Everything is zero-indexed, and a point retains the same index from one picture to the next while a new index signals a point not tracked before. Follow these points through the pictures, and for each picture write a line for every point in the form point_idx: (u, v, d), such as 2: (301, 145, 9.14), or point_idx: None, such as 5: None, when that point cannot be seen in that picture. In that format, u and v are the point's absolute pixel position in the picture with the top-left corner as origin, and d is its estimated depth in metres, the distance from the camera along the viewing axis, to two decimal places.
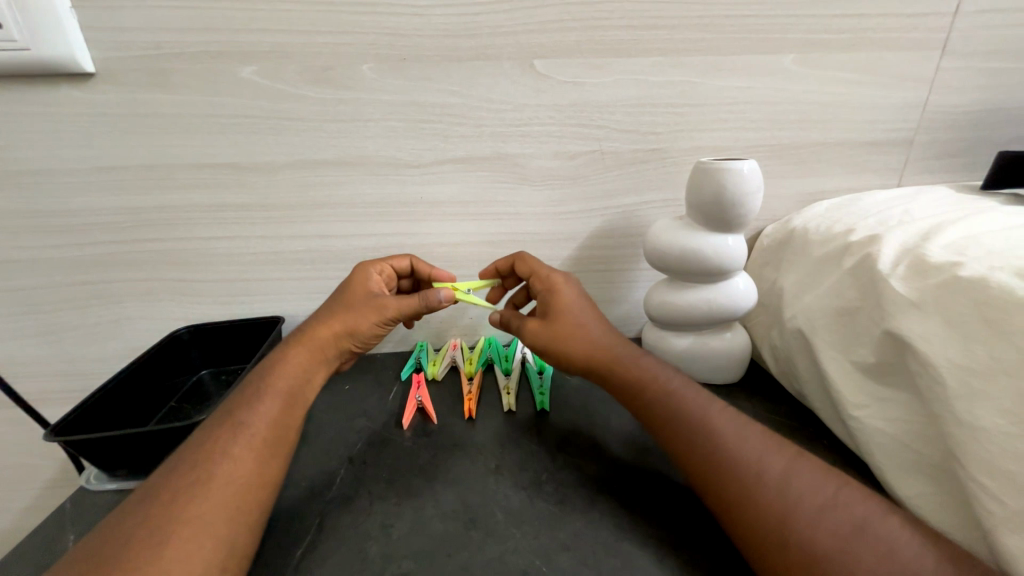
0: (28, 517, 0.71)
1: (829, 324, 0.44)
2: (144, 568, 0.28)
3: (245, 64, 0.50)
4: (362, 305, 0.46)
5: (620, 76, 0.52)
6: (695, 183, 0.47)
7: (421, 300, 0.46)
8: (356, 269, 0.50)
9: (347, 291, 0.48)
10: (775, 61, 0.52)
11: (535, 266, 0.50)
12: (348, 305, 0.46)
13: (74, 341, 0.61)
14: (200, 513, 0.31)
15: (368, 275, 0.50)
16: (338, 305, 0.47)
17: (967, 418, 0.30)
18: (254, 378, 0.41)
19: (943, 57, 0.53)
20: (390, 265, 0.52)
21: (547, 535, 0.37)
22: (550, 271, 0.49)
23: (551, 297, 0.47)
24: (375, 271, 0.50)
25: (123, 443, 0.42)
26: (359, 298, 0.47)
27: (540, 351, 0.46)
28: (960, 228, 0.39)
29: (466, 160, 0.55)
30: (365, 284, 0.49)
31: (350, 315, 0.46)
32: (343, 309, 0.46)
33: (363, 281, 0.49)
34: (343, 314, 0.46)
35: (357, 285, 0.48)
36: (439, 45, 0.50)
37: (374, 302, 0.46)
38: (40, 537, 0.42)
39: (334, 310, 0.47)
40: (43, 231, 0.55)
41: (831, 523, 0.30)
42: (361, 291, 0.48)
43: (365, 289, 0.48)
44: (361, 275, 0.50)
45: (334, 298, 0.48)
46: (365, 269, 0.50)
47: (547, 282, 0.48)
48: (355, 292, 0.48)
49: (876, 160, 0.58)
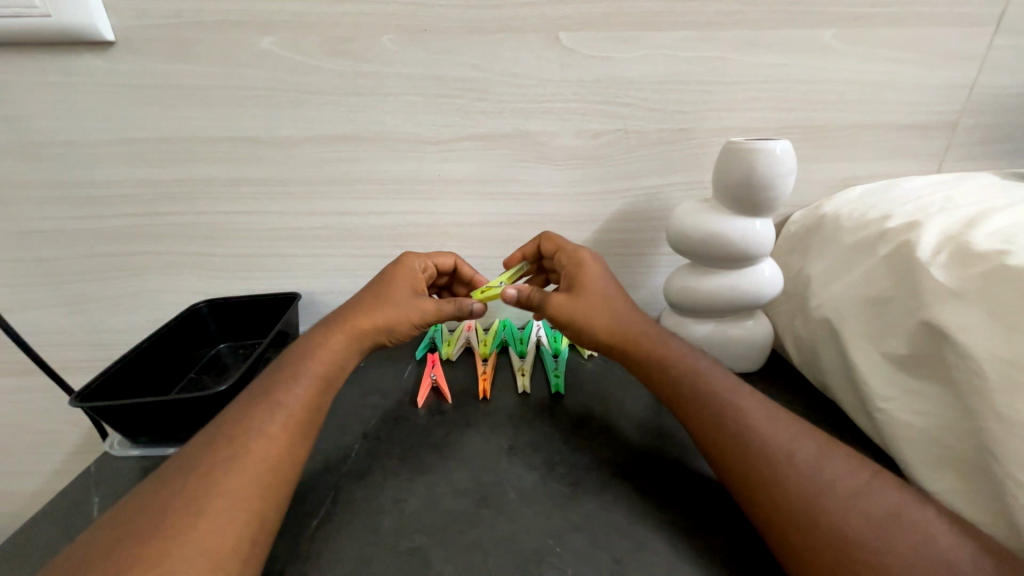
0: (56, 481, 0.74)
1: (859, 313, 0.42)
2: (181, 538, 0.28)
3: (264, 34, 0.49)
4: (405, 303, 0.46)
5: (648, 51, 0.50)
6: (723, 163, 0.45)
7: (458, 305, 0.47)
8: (398, 262, 0.50)
9: (390, 285, 0.47)
10: (814, 36, 0.50)
11: (563, 242, 0.50)
12: (389, 301, 0.46)
13: (96, 311, 0.62)
14: (234, 486, 0.31)
15: (412, 267, 0.50)
16: (382, 297, 0.46)
17: (1008, 412, 0.29)
18: (291, 357, 0.42)
19: (996, 34, 0.50)
20: (433, 262, 0.52)
21: (558, 516, 0.37)
22: (575, 249, 0.48)
23: (578, 270, 0.46)
24: (416, 262, 0.50)
25: (143, 411, 0.43)
26: (401, 295, 0.46)
27: (558, 323, 0.45)
28: (1008, 215, 0.37)
29: (486, 137, 0.54)
30: (407, 279, 0.48)
31: (390, 311, 0.45)
32: (385, 304, 0.45)
33: (409, 275, 0.48)
34: (384, 303, 0.45)
35: (403, 279, 0.48)
36: (461, 17, 0.49)
37: (415, 303, 0.46)
38: (66, 498, 0.43)
39: (376, 302, 0.46)
40: (67, 202, 0.55)
41: (859, 516, 0.29)
42: (407, 287, 0.47)
43: (410, 284, 0.48)
44: (404, 271, 0.49)
45: (375, 284, 0.48)
46: (408, 263, 0.50)
47: (573, 257, 0.47)
48: (400, 284, 0.47)
49: (915, 145, 0.55)
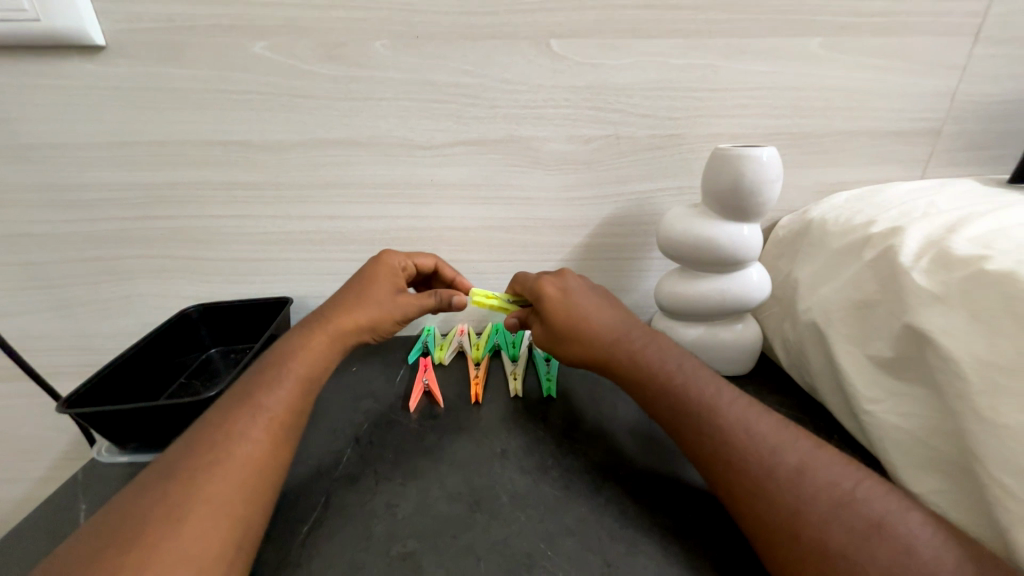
0: (41, 488, 0.72)
1: (846, 317, 0.43)
2: (164, 546, 0.28)
3: (257, 39, 0.49)
4: (384, 304, 0.47)
5: (639, 58, 0.51)
6: (712, 170, 0.46)
7: (438, 298, 0.49)
8: (375, 263, 0.49)
9: (368, 286, 0.47)
10: (801, 45, 0.51)
11: (524, 279, 0.51)
12: (367, 302, 0.46)
13: (84, 316, 0.61)
14: (219, 493, 0.31)
15: (391, 265, 0.50)
16: (361, 298, 0.46)
17: (990, 415, 0.30)
18: (273, 359, 0.41)
19: (977, 43, 0.51)
20: (413, 262, 0.52)
21: (551, 519, 0.37)
22: (534, 281, 0.49)
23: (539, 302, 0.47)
24: (396, 260, 0.50)
25: (132, 417, 0.43)
26: (380, 296, 0.47)
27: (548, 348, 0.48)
28: (988, 220, 0.38)
29: (479, 142, 0.54)
30: (385, 279, 0.48)
31: (370, 311, 0.46)
32: (364, 306, 0.46)
33: (389, 274, 0.49)
34: (369, 303, 0.46)
35: (384, 278, 0.48)
36: (454, 23, 0.49)
37: (394, 303, 0.47)
38: (52, 505, 0.43)
39: (354, 303, 0.46)
40: (56, 206, 0.55)
41: (841, 519, 0.30)
42: (388, 286, 0.48)
43: (390, 283, 0.48)
44: (381, 272, 0.49)
45: (356, 282, 0.48)
46: (385, 263, 0.49)
47: (533, 291, 0.48)
48: (380, 284, 0.48)
49: (900, 151, 0.56)
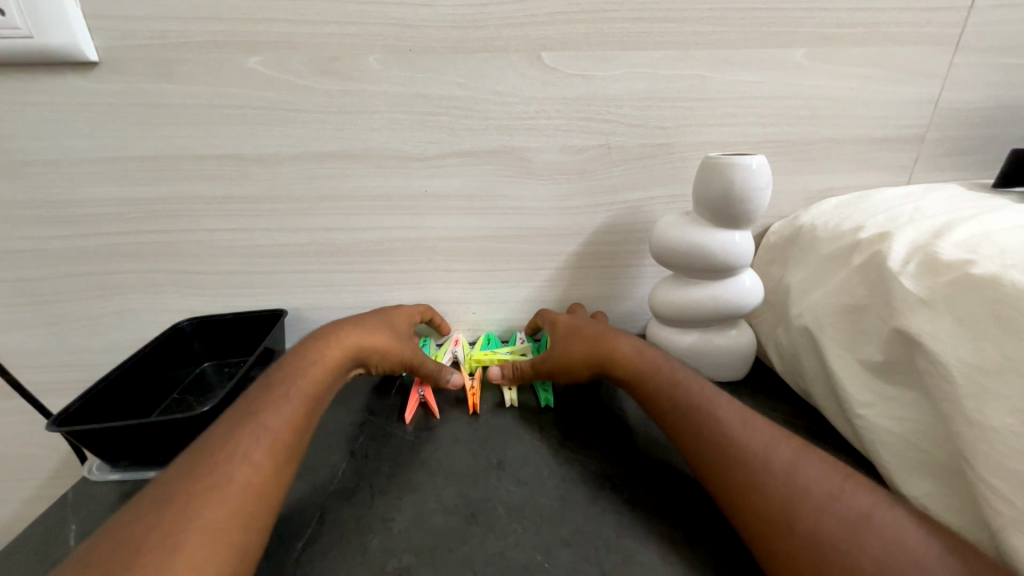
0: (31, 506, 0.71)
1: (836, 321, 0.43)
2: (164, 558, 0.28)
3: (250, 55, 0.49)
4: (396, 334, 0.52)
5: (629, 69, 0.52)
6: (702, 179, 0.46)
7: (438, 366, 0.51)
8: (396, 308, 0.56)
9: (386, 319, 0.53)
10: (787, 55, 0.52)
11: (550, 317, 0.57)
12: (384, 327, 0.51)
13: (76, 331, 0.61)
14: (220, 506, 0.31)
15: (408, 312, 0.57)
16: (380, 324, 0.52)
17: (978, 417, 0.30)
18: (280, 374, 0.43)
19: (957, 52, 0.52)
20: (422, 314, 0.59)
21: (547, 531, 0.37)
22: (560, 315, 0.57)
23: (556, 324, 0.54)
24: (411, 310, 0.57)
25: (123, 433, 0.42)
26: (393, 328, 0.52)
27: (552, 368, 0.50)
28: (972, 225, 0.39)
29: (472, 153, 0.55)
30: (401, 319, 0.55)
31: (381, 334, 0.50)
32: (380, 329, 0.51)
33: (405, 317, 0.55)
34: (387, 329, 0.51)
35: (401, 318, 0.55)
36: (445, 36, 0.50)
37: (402, 337, 0.52)
38: (41, 526, 0.42)
39: (374, 326, 0.51)
40: (48, 222, 0.55)
41: (832, 516, 0.29)
42: (402, 325, 0.54)
43: (404, 324, 0.54)
44: (398, 313, 0.55)
45: (378, 313, 0.54)
46: (404, 310, 0.57)
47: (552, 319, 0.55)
48: (399, 322, 0.54)
49: (886, 158, 0.57)
